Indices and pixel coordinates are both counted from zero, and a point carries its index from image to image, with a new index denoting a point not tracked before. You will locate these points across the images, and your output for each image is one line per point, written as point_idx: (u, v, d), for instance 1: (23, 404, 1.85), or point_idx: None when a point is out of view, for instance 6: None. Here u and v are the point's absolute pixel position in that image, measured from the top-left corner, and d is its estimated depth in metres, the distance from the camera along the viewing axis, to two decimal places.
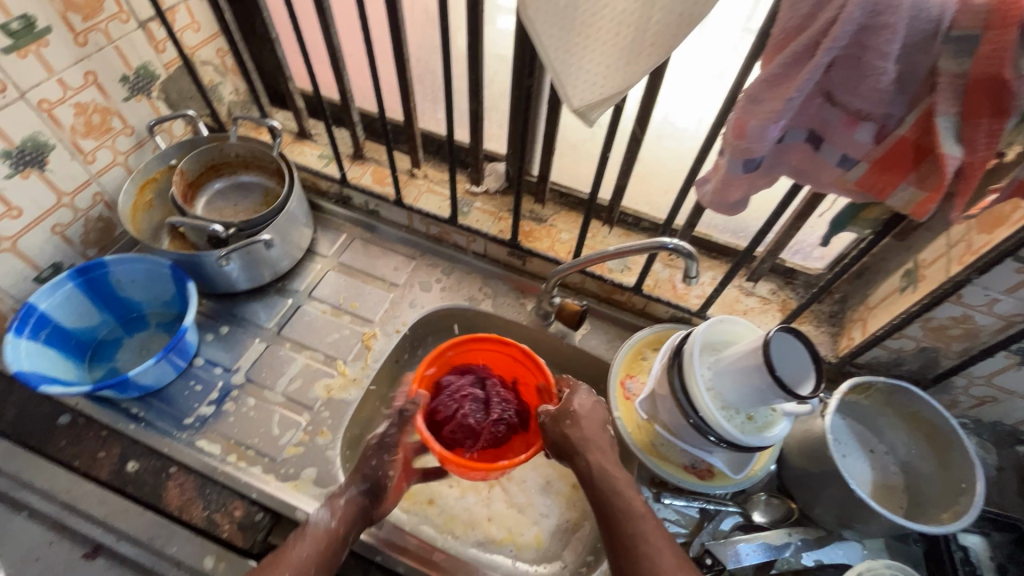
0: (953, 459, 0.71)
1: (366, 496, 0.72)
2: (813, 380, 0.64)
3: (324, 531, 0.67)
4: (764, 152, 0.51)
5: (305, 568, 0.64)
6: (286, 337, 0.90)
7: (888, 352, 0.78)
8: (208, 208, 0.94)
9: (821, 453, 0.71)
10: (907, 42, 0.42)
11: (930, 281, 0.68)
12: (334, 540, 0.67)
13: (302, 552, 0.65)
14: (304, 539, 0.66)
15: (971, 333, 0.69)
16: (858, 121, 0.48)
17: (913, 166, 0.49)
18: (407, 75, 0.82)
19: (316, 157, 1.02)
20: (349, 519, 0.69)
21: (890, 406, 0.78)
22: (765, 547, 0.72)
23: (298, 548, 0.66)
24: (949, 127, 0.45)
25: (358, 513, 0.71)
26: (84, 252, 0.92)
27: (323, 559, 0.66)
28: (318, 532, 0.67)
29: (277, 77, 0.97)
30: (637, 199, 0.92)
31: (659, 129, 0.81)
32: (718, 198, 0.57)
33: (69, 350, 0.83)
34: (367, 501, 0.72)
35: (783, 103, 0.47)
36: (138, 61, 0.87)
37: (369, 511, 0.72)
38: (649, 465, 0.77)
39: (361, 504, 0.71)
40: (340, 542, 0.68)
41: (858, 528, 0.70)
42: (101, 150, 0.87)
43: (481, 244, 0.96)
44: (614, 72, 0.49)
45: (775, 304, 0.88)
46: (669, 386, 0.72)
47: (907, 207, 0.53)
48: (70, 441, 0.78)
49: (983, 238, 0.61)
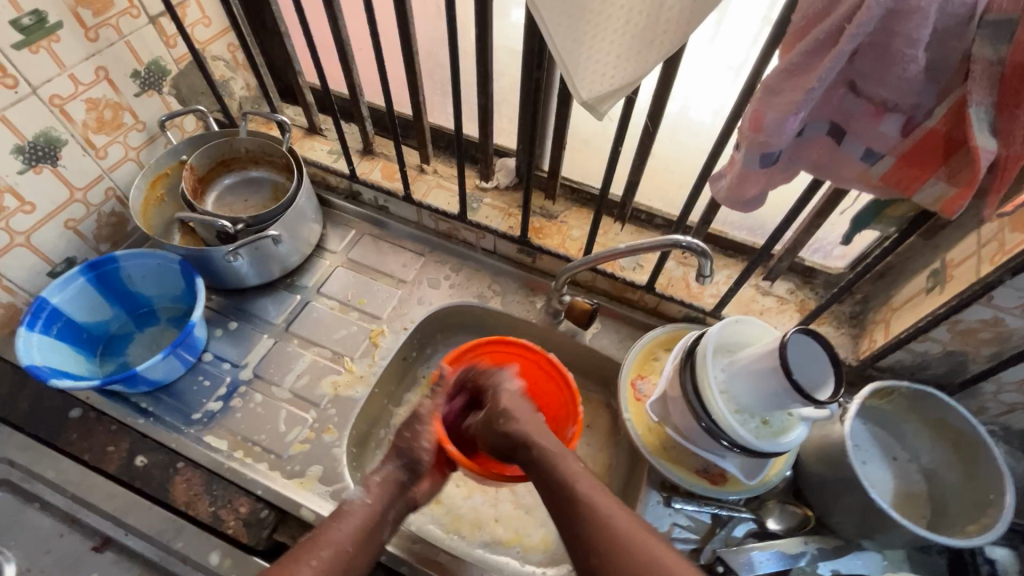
0: (981, 468, 0.68)
1: (404, 472, 0.71)
2: (831, 384, 0.61)
3: (360, 509, 0.66)
4: (782, 146, 0.49)
5: (343, 545, 0.62)
6: (294, 333, 0.90)
7: (913, 356, 0.75)
8: (218, 203, 0.94)
9: (839, 459, 0.68)
10: (939, 27, 0.40)
11: (958, 281, 0.65)
12: (371, 519, 0.65)
13: (340, 530, 0.63)
14: (341, 518, 0.64)
15: (1001, 337, 0.66)
16: (884, 112, 0.45)
17: (942, 160, 0.47)
18: (415, 69, 0.81)
19: (326, 152, 1.01)
20: (384, 497, 0.68)
21: (914, 412, 0.75)
22: (780, 555, 0.70)
23: (337, 526, 0.64)
24: (983, 118, 0.42)
25: (394, 491, 0.69)
26: (97, 247, 0.92)
27: (360, 536, 0.64)
28: (354, 509, 0.66)
29: (287, 71, 0.97)
30: (650, 194, 0.90)
31: (674, 123, 0.79)
32: (733, 194, 0.55)
33: (81, 344, 0.84)
34: (405, 478, 0.71)
35: (803, 94, 0.44)
36: (149, 56, 0.87)
37: (406, 490, 0.71)
38: (659, 468, 0.76)
39: (397, 480, 0.70)
40: (377, 522, 0.66)
41: (879, 538, 0.67)
42: (113, 146, 0.88)
43: (491, 241, 0.94)
44: (624, 63, 0.47)
45: (792, 304, 0.85)
46: (681, 388, 0.70)
47: (935, 203, 0.50)
48: (80, 434, 0.78)
49: (1017, 238, 0.58)
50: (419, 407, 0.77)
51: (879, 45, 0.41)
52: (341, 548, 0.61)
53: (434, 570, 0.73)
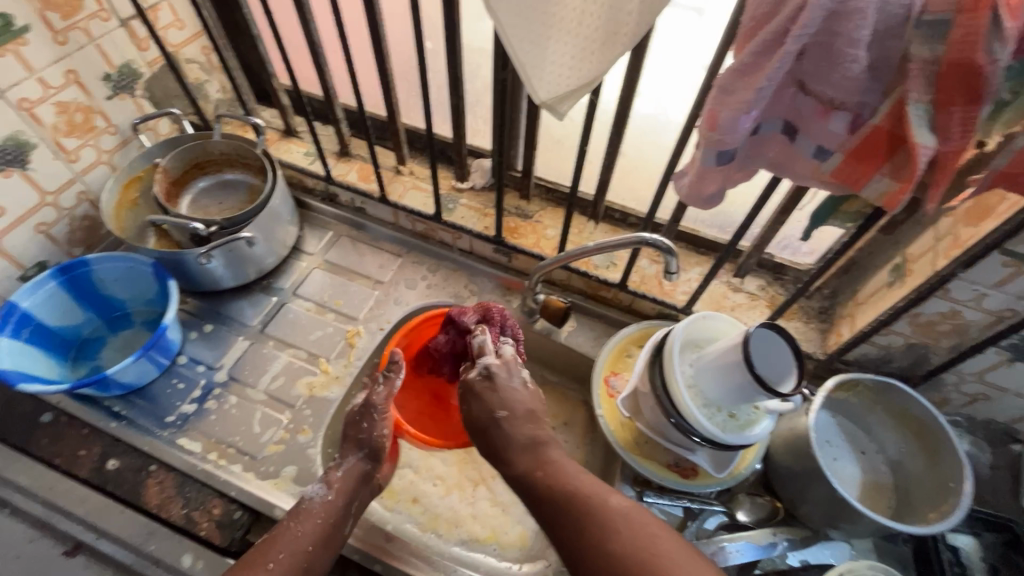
0: (942, 457, 0.70)
1: (366, 463, 0.72)
2: (794, 377, 0.62)
3: (321, 506, 0.67)
4: (738, 144, 0.50)
5: (302, 545, 0.62)
6: (269, 335, 0.90)
7: (877, 349, 0.76)
8: (192, 206, 0.94)
9: (804, 451, 0.70)
10: (879, 28, 0.41)
11: (917, 275, 0.66)
12: (334, 515, 0.66)
13: (300, 529, 0.64)
14: (299, 517, 0.65)
15: (960, 329, 0.68)
16: (832, 110, 0.46)
17: (886, 157, 0.48)
18: (387, 70, 0.82)
19: (302, 154, 1.01)
20: (346, 491, 0.69)
21: (879, 404, 0.76)
22: (751, 546, 0.70)
23: (295, 526, 0.64)
24: (921, 116, 0.43)
25: (358, 481, 0.70)
26: (70, 251, 0.92)
27: (323, 535, 0.64)
28: (314, 508, 0.66)
29: (261, 73, 0.97)
30: (622, 193, 0.90)
31: (643, 122, 0.80)
32: (694, 191, 0.56)
33: (53, 349, 0.84)
34: (368, 468, 0.71)
35: (754, 92, 0.45)
36: (120, 59, 0.87)
37: (371, 477, 0.72)
38: (631, 463, 0.76)
39: (361, 471, 0.71)
40: (338, 517, 0.67)
41: (845, 528, 0.69)
42: (85, 149, 0.87)
43: (467, 241, 0.95)
44: (579, 62, 0.48)
45: (762, 300, 0.87)
46: (651, 384, 0.71)
47: (880, 198, 0.51)
48: (51, 439, 0.78)
49: (969, 231, 0.59)
50: (373, 395, 0.74)
51: (824, 45, 0.42)
52: (300, 548, 0.62)
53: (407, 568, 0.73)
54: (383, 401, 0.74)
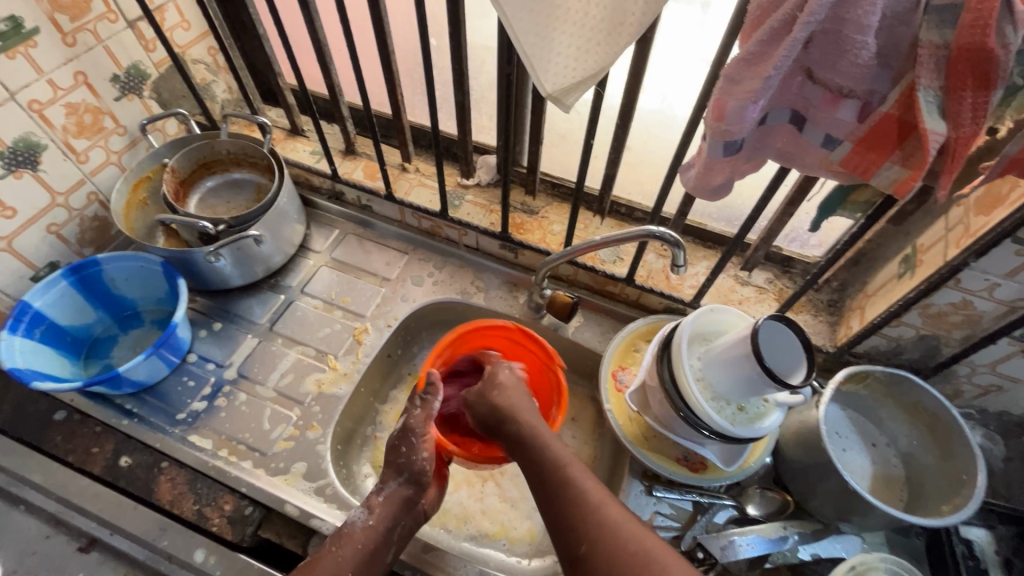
0: (955, 450, 0.69)
1: (408, 488, 0.69)
2: (804, 369, 0.62)
3: (361, 531, 0.66)
4: (745, 134, 0.49)
5: (343, 572, 0.63)
6: (278, 332, 0.90)
7: (888, 341, 0.76)
8: (200, 205, 0.95)
9: (815, 444, 0.69)
10: (886, 14, 0.41)
11: (927, 266, 0.66)
12: (372, 539, 0.66)
13: (339, 555, 0.64)
14: (340, 541, 0.65)
15: (971, 320, 0.67)
16: (840, 98, 0.46)
17: (897, 144, 0.47)
18: (392, 68, 0.82)
19: (308, 153, 1.02)
20: (387, 516, 0.67)
21: (890, 396, 0.76)
22: (761, 540, 0.70)
23: (336, 551, 0.65)
24: (931, 102, 0.43)
25: (399, 508, 0.68)
26: (80, 251, 0.93)
27: (363, 560, 0.64)
28: (355, 533, 0.66)
29: (267, 73, 0.98)
30: (629, 188, 0.90)
31: (648, 116, 0.80)
32: (701, 182, 0.55)
33: (65, 348, 0.85)
34: (411, 493, 0.69)
35: (761, 82, 0.45)
36: (128, 60, 0.87)
37: (414, 503, 0.69)
38: (640, 457, 0.76)
39: (402, 497, 0.69)
40: (380, 543, 0.66)
41: (857, 521, 0.68)
42: (94, 150, 0.88)
43: (474, 238, 0.95)
44: (585, 54, 0.48)
45: (771, 293, 0.86)
46: (659, 378, 0.71)
47: (890, 185, 0.51)
48: (65, 437, 0.79)
49: (980, 220, 0.59)
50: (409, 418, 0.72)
51: (832, 32, 0.42)
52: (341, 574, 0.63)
53: (416, 563, 0.73)
54: (421, 425, 0.71)
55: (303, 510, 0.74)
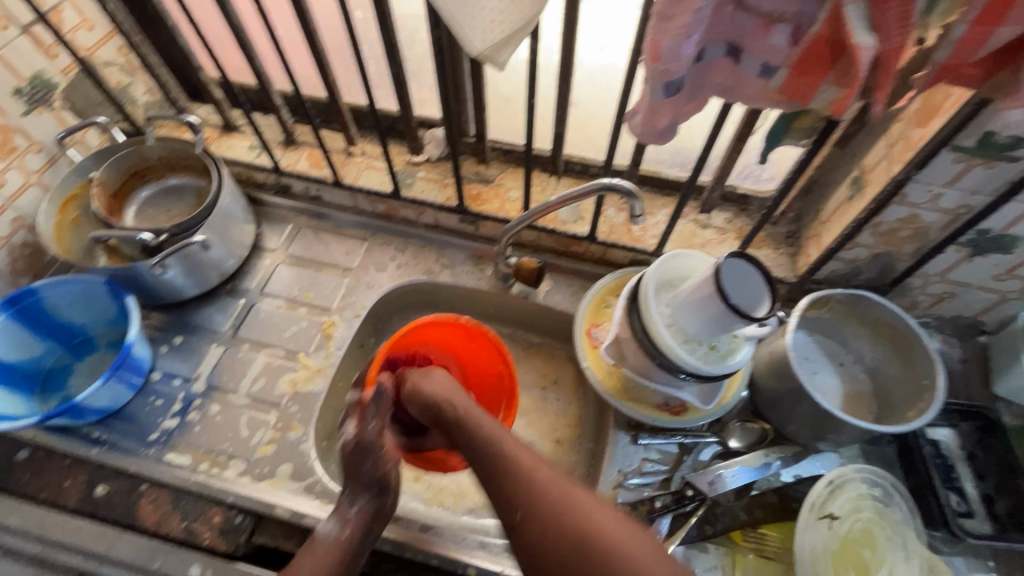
0: (916, 358, 0.72)
1: (376, 498, 0.69)
2: (767, 301, 0.63)
3: (335, 543, 0.65)
4: (683, 72, 0.48)
5: None
6: (243, 338, 0.88)
7: (844, 264, 0.78)
8: (138, 217, 0.90)
9: (786, 371, 0.72)
10: None
11: (874, 185, 0.67)
12: (346, 548, 0.65)
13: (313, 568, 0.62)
14: (315, 553, 0.64)
15: (920, 232, 0.70)
16: (772, 24, 0.45)
17: (831, 63, 0.47)
18: (320, 48, 0.77)
19: (246, 148, 0.97)
20: (361, 525, 0.67)
21: (852, 315, 0.78)
22: (744, 469, 0.73)
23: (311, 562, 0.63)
24: (859, 15, 0.42)
25: (371, 519, 0.68)
26: (16, 281, 0.88)
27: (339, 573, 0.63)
28: (330, 545, 0.65)
29: (187, 68, 0.92)
30: (580, 145, 0.88)
31: (589, 67, 0.79)
32: (647, 128, 0.54)
33: (16, 384, 0.80)
34: (378, 501, 0.69)
35: (691, 15, 0.44)
36: (30, 70, 0.81)
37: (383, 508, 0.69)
38: (622, 409, 0.78)
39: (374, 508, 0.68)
40: (355, 551, 0.65)
41: (833, 438, 0.71)
42: (10, 172, 0.82)
43: (431, 215, 0.93)
44: (511, 5, 0.46)
45: (731, 232, 0.87)
46: (631, 330, 0.71)
47: (828, 106, 0.51)
48: (33, 474, 0.76)
49: (919, 132, 0.60)
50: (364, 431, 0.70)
51: None
52: None
53: (414, 545, 0.74)
54: (376, 436, 0.69)
55: (293, 510, 0.73)
